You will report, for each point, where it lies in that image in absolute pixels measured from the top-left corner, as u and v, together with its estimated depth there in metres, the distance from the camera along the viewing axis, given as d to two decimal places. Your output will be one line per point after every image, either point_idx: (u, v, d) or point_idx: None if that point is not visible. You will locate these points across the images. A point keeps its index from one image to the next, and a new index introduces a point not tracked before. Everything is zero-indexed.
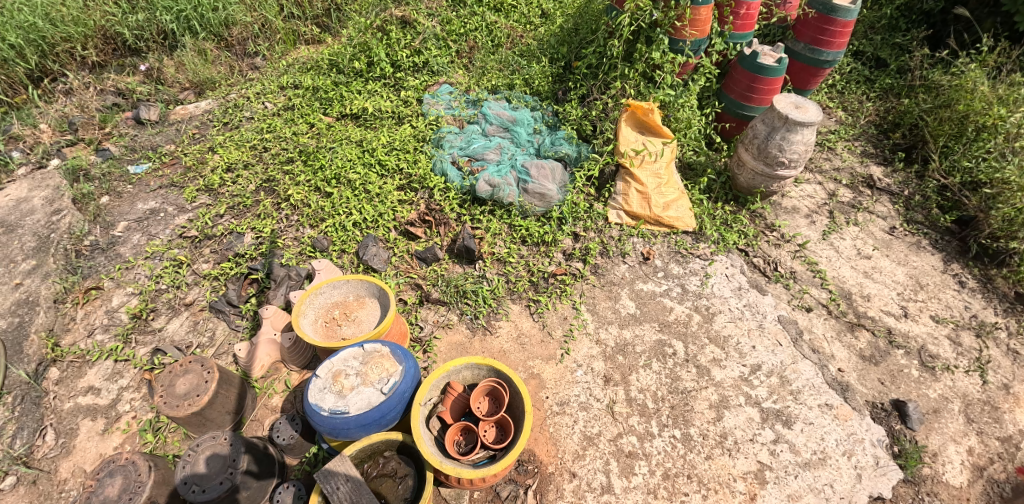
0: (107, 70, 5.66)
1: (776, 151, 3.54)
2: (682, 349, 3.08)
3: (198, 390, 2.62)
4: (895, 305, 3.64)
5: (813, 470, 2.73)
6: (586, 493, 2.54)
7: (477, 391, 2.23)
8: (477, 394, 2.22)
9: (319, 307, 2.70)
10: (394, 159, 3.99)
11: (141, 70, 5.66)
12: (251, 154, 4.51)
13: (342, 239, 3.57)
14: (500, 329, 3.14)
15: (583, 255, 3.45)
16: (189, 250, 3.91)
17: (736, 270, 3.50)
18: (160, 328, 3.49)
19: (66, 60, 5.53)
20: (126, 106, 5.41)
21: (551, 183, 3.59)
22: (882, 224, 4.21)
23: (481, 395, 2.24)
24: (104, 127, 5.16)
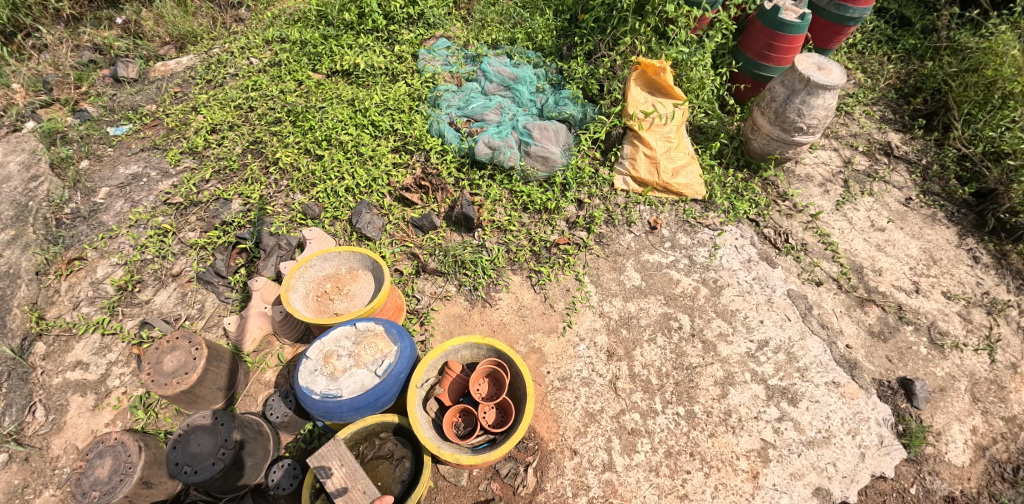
0: (82, 24, 5.32)
1: (794, 116, 3.33)
2: (688, 323, 2.99)
3: (187, 368, 2.55)
4: (907, 280, 3.53)
5: (817, 449, 2.69)
6: (587, 471, 2.49)
7: (477, 372, 2.13)
8: (476, 376, 2.13)
9: (310, 281, 2.57)
10: (388, 120, 3.76)
11: (118, 23, 5.31)
12: (236, 114, 4.26)
13: (335, 206, 3.39)
14: (500, 301, 3.02)
15: (588, 224, 3.29)
16: (175, 217, 3.73)
17: (746, 241, 3.35)
18: (147, 300, 3.37)
19: (38, 13, 5.19)
20: (103, 63, 5.09)
21: (554, 145, 3.40)
22: (898, 195, 4.05)
23: (481, 376, 2.15)
24: (80, 86, 4.87)
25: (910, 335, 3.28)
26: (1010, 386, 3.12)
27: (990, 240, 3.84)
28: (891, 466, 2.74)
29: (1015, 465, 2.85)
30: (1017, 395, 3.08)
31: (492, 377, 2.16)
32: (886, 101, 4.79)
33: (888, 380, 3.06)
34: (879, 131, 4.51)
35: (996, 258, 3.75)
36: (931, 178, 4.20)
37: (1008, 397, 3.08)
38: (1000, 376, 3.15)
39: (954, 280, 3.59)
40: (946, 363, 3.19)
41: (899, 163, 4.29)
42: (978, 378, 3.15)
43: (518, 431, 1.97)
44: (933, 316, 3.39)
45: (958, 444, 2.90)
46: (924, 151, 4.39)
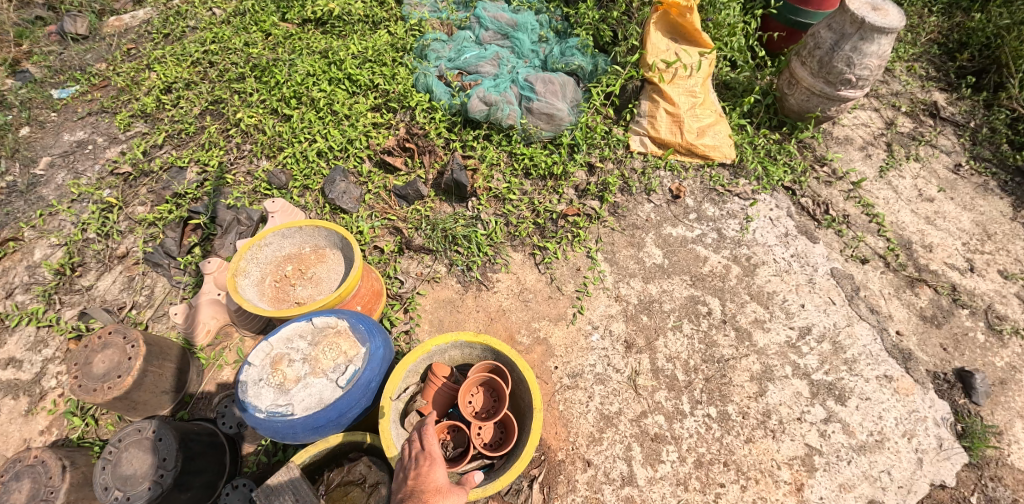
0: None
1: (842, 66, 2.85)
2: (718, 308, 2.56)
3: (119, 370, 2.12)
4: (960, 257, 3.09)
5: (870, 455, 2.30)
6: (604, 486, 2.09)
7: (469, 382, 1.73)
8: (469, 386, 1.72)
9: (265, 263, 2.11)
10: (367, 73, 3.22)
11: None
12: (195, 71, 3.71)
13: (305, 173, 2.90)
14: (498, 283, 2.57)
15: (601, 192, 2.82)
16: (122, 190, 3.23)
17: (782, 213, 2.90)
18: (89, 286, 2.90)
19: None
20: (51, 19, 4.51)
21: (560, 101, 2.91)
22: (945, 161, 3.59)
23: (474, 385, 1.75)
24: (21, 44, 4.29)
25: (967, 319, 2.85)
26: None
27: None
28: (952, 474, 2.35)
29: None
30: None
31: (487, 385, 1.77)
32: (928, 57, 4.27)
33: (944, 372, 2.64)
34: (922, 90, 4.02)
35: None
36: (981, 142, 3.73)
37: None
38: None
39: (1013, 257, 3.15)
40: (1007, 352, 2.76)
41: (944, 125, 3.82)
42: None
43: (520, 458, 1.62)
44: (989, 298, 2.95)
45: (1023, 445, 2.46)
46: (972, 112, 3.91)
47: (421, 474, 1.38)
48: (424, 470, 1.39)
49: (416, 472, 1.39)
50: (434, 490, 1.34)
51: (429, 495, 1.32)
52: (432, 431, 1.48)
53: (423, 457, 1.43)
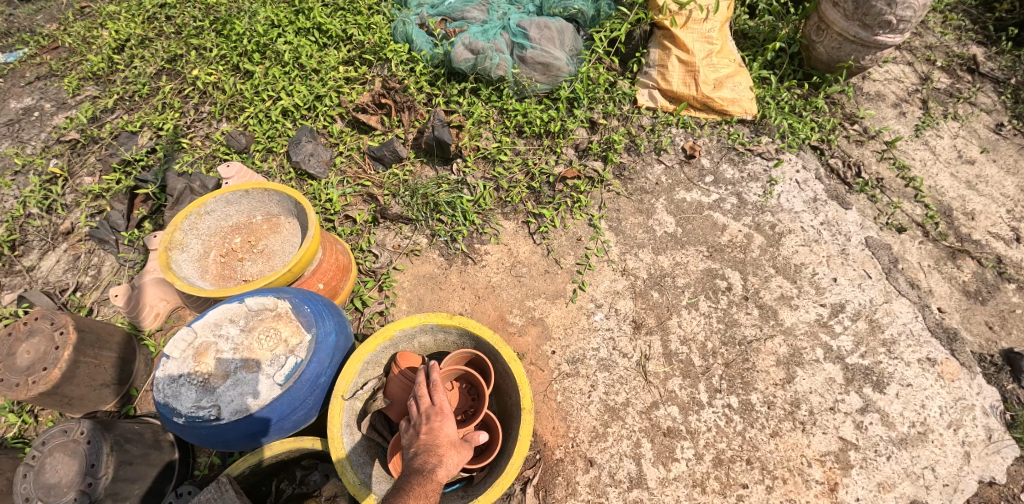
0: None
1: (882, 5, 2.47)
2: (739, 283, 2.24)
3: (46, 362, 1.81)
4: (1006, 226, 2.76)
5: (911, 450, 2.02)
6: (608, 488, 1.81)
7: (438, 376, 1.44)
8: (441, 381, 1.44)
9: (210, 235, 1.79)
10: (339, 22, 2.84)
11: None
12: (150, 27, 3.33)
13: (268, 135, 2.55)
14: (486, 257, 2.25)
15: (604, 151, 2.48)
16: (68, 159, 2.88)
17: (810, 175, 2.57)
18: (30, 266, 2.58)
19: None
20: None
21: (557, 48, 2.54)
22: (987, 120, 3.23)
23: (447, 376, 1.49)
24: None
25: (1014, 294, 2.54)
26: None
27: None
28: (1004, 470, 2.06)
29: None
30: None
31: (462, 376, 1.51)
32: (965, 7, 3.86)
33: (990, 354, 2.34)
34: (958, 43, 3.64)
35: None
36: None
37: None
38: None
39: None
40: None
41: (984, 81, 3.45)
42: None
43: (504, 473, 1.36)
44: None
45: None
46: (1014, 67, 3.53)
47: (433, 427, 1.27)
48: (435, 423, 1.28)
49: (425, 424, 1.27)
50: (448, 445, 1.25)
51: (444, 451, 1.23)
52: (440, 384, 1.35)
53: (431, 411, 1.31)
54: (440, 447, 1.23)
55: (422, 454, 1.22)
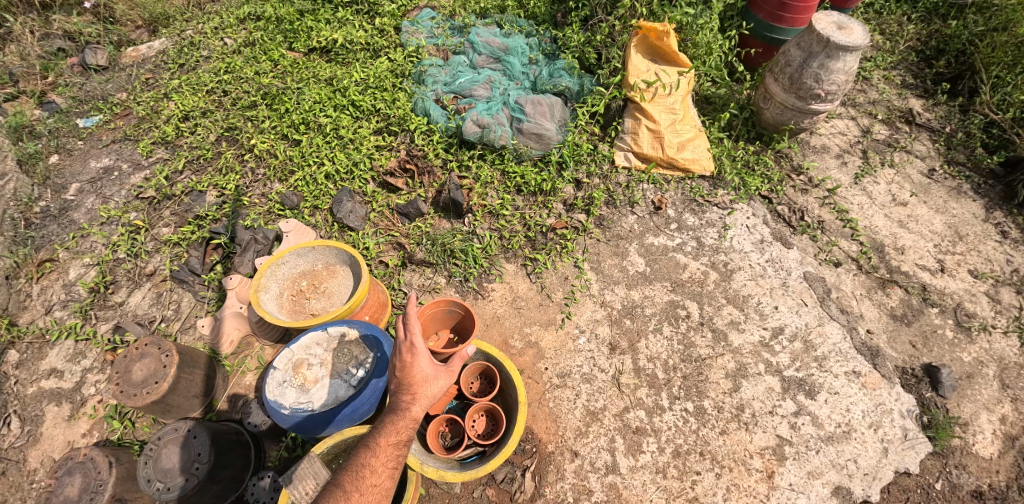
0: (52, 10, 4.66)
1: (811, 82, 3.09)
2: (697, 311, 2.79)
3: (157, 377, 2.34)
4: (932, 258, 3.27)
5: (837, 445, 2.50)
6: (589, 474, 2.32)
7: (427, 311, 2.31)
8: (430, 314, 2.32)
9: (283, 279, 2.36)
10: (370, 99, 3.48)
11: (87, 6, 4.65)
12: (209, 100, 3.84)
13: (315, 194, 3.15)
14: (493, 292, 2.81)
15: (587, 206, 3.08)
16: (147, 213, 3.41)
17: (759, 220, 3.15)
18: (121, 302, 3.09)
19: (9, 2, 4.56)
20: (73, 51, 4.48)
21: (549, 122, 3.19)
22: (920, 166, 3.77)
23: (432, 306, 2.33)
24: (46, 77, 4.27)
25: (935, 317, 3.04)
26: None
27: (1020, 212, 3.55)
28: (916, 462, 2.54)
29: None
30: None
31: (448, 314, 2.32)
32: (907, 64, 4.46)
33: (911, 367, 2.83)
34: (900, 97, 4.20)
35: None
36: (956, 146, 3.89)
37: None
38: None
39: (982, 257, 3.32)
40: (973, 347, 2.95)
41: (921, 131, 3.99)
42: (1008, 363, 2.90)
43: (508, 446, 1.89)
44: (959, 296, 3.13)
45: (987, 435, 2.68)
46: (949, 117, 4.07)
47: (407, 365, 1.63)
48: (405, 362, 1.63)
49: (399, 362, 1.65)
50: (421, 380, 1.63)
51: (417, 388, 1.63)
52: (412, 326, 1.60)
53: (407, 347, 1.63)
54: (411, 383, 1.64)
55: (402, 389, 1.67)
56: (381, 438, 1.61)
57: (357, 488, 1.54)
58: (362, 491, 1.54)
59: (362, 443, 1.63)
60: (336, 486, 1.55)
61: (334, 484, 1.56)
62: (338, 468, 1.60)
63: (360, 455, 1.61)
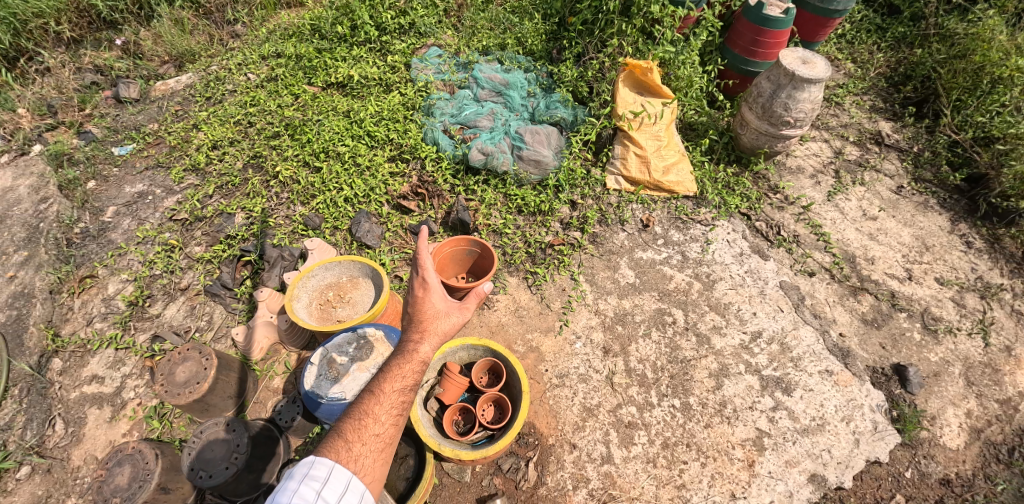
0: (83, 47, 4.73)
1: (781, 111, 3.46)
2: (682, 317, 3.10)
3: (198, 378, 2.53)
4: (900, 267, 3.54)
5: (812, 437, 2.75)
6: (587, 464, 2.58)
7: (448, 249, 2.90)
8: (450, 251, 2.89)
9: (312, 290, 2.66)
10: (384, 130, 3.84)
11: (117, 44, 4.72)
12: (236, 130, 4.04)
13: (335, 216, 3.47)
14: (497, 302, 3.11)
15: (582, 224, 3.42)
16: (181, 233, 3.54)
17: (738, 235, 3.49)
18: (158, 314, 3.22)
19: (41, 38, 4.59)
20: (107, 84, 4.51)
21: (545, 149, 3.55)
22: (889, 184, 4.07)
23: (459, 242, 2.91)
24: (84, 109, 4.30)
25: (904, 321, 3.28)
26: (1004, 369, 3.12)
27: (983, 224, 3.83)
28: (886, 452, 2.76)
29: (1010, 446, 2.84)
30: (1012, 378, 3.08)
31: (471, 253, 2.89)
32: (877, 89, 4.80)
33: (881, 366, 3.07)
34: (870, 120, 4.52)
35: (989, 242, 3.74)
36: (923, 165, 4.19)
37: (1002, 380, 3.07)
38: (994, 360, 3.15)
39: (947, 266, 3.59)
40: (940, 348, 3.19)
41: (890, 151, 4.30)
42: (973, 362, 3.14)
43: (513, 428, 2.22)
44: (926, 301, 3.39)
45: (953, 427, 2.89)
46: (916, 138, 4.38)
47: (420, 301, 1.81)
48: (422, 296, 1.83)
49: (417, 296, 1.84)
50: (432, 315, 1.79)
51: (427, 323, 1.78)
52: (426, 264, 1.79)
53: (420, 285, 1.83)
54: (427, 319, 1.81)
55: (415, 329, 1.81)
56: (387, 385, 1.69)
57: (360, 433, 1.61)
58: (365, 434, 1.62)
59: (366, 390, 1.71)
60: (338, 432, 1.63)
61: (336, 431, 1.63)
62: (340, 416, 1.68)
63: (363, 400, 1.69)
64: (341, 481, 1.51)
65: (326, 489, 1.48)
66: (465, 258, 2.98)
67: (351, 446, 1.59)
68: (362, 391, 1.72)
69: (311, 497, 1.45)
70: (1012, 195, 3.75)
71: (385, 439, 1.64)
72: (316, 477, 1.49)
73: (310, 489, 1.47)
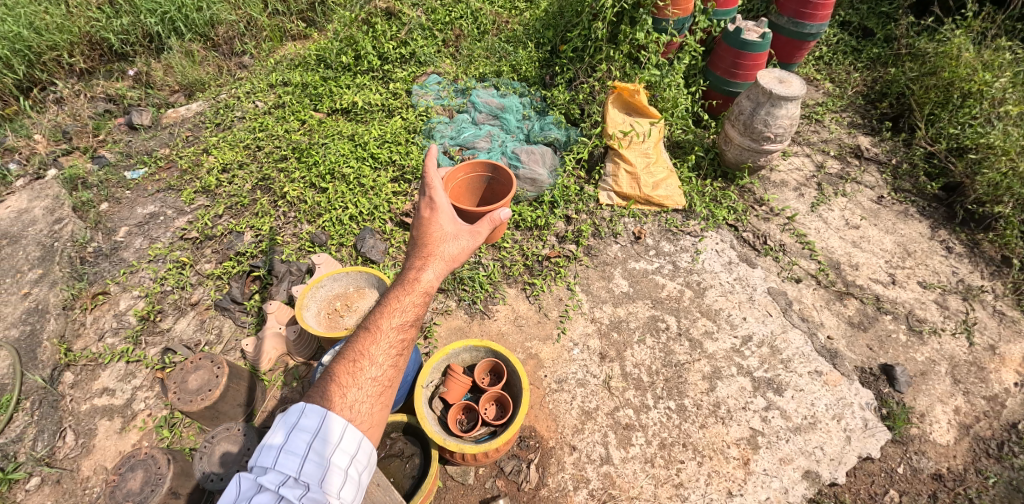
0: (95, 78, 4.95)
1: (761, 127, 3.66)
2: (674, 323, 3.22)
3: (210, 385, 2.62)
4: (883, 272, 3.67)
5: (804, 434, 2.83)
6: (586, 465, 2.66)
7: (460, 175, 3.13)
8: (461, 176, 3.11)
9: (320, 300, 2.80)
10: (387, 152, 4.07)
11: (129, 75, 4.96)
12: (245, 153, 4.22)
13: (340, 233, 3.63)
14: (497, 312, 3.24)
15: (576, 238, 3.58)
16: (191, 251, 3.68)
17: (726, 245, 3.65)
18: (168, 328, 3.32)
19: (54, 69, 4.84)
20: (119, 112, 4.71)
21: (540, 168, 3.74)
22: (870, 194, 4.24)
23: (474, 168, 3.17)
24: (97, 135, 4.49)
25: (889, 323, 3.39)
26: (989, 367, 3.22)
27: (962, 230, 3.99)
28: (878, 448, 2.84)
29: (998, 441, 2.93)
30: (997, 375, 3.18)
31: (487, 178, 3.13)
32: (855, 106, 5.03)
33: (869, 366, 3.17)
34: (849, 135, 4.73)
35: (969, 247, 3.89)
36: (902, 176, 4.37)
37: (987, 377, 3.17)
38: (979, 358, 3.25)
39: (929, 270, 3.73)
40: (926, 348, 3.29)
41: (869, 164, 4.49)
42: (958, 361, 3.24)
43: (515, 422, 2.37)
44: (910, 304, 3.51)
45: (942, 424, 2.98)
46: (894, 151, 4.58)
47: (426, 224, 1.96)
48: (428, 217, 1.97)
49: (422, 219, 1.98)
50: (438, 238, 1.94)
51: (433, 247, 1.92)
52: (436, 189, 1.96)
53: (428, 209, 1.98)
54: (430, 242, 1.94)
55: (416, 256, 1.91)
56: (384, 322, 1.74)
57: (354, 373, 1.65)
58: (360, 373, 1.65)
59: (361, 328, 1.74)
60: (331, 375, 1.66)
61: (328, 375, 1.66)
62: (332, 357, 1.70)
63: (358, 338, 1.73)
64: (333, 431, 1.55)
65: (318, 440, 1.52)
66: (481, 185, 3.23)
67: (345, 389, 1.63)
68: (356, 328, 1.76)
69: (303, 448, 1.50)
70: (987, 201, 3.92)
71: (382, 380, 1.68)
72: (306, 428, 1.53)
73: (301, 439, 1.51)
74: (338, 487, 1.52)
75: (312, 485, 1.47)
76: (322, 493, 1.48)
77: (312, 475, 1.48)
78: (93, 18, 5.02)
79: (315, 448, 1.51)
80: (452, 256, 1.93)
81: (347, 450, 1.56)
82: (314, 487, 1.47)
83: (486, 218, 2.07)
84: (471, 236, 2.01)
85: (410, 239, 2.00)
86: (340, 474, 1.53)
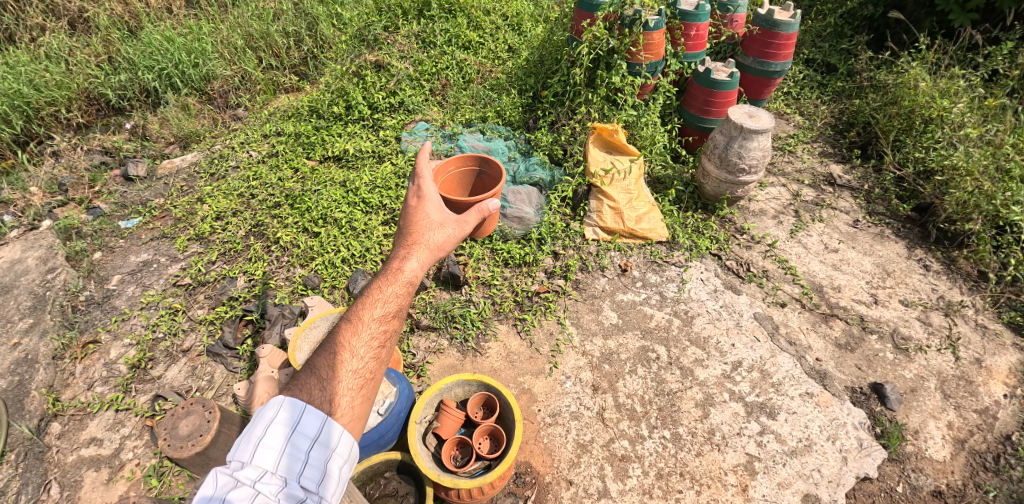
0: (92, 131, 5.10)
1: (736, 159, 3.83)
2: (665, 353, 3.26)
3: (202, 430, 2.42)
4: (865, 293, 3.76)
5: (801, 457, 2.83)
6: (584, 499, 2.63)
7: (453, 170, 3.20)
8: (454, 170, 3.19)
9: (313, 341, 2.80)
10: (377, 197, 4.21)
11: (127, 128, 5.12)
12: (239, 201, 4.31)
13: (333, 276, 3.70)
14: (489, 349, 3.27)
15: (564, 272, 3.67)
16: (184, 297, 3.70)
17: (710, 273, 3.75)
18: (159, 375, 3.30)
19: (52, 123, 5.00)
20: (115, 164, 4.82)
21: (527, 207, 3.87)
22: (845, 218, 4.40)
23: (465, 161, 3.22)
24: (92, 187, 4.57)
25: (875, 342, 3.45)
26: (977, 380, 3.27)
27: (937, 249, 4.13)
28: (875, 467, 2.83)
29: (994, 455, 2.93)
30: (986, 388, 3.23)
31: (477, 171, 3.18)
32: (825, 136, 5.27)
33: (859, 386, 3.20)
34: (821, 164, 4.93)
35: (945, 265, 4.01)
36: (875, 200, 4.55)
37: (977, 391, 3.21)
38: (966, 372, 3.30)
39: (910, 288, 3.83)
40: (913, 365, 3.34)
41: (843, 190, 4.66)
42: (946, 376, 3.29)
43: (507, 457, 2.39)
44: (894, 323, 3.58)
45: (936, 440, 2.99)
46: (865, 177, 4.77)
47: (413, 213, 2.04)
48: (416, 206, 2.07)
49: (410, 208, 2.07)
50: (424, 226, 2.00)
51: (419, 234, 1.98)
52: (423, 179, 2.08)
53: (417, 199, 2.08)
54: (416, 230, 2.00)
55: (402, 246, 1.96)
56: (366, 312, 1.79)
57: (336, 365, 1.70)
58: (341, 366, 1.70)
59: (344, 319, 1.80)
60: (314, 368, 1.71)
61: (312, 367, 1.71)
62: (317, 349, 1.76)
63: (341, 330, 1.78)
64: (311, 424, 1.58)
65: (296, 435, 1.55)
66: (472, 179, 3.28)
67: (326, 381, 1.67)
68: (340, 320, 1.82)
69: (281, 443, 1.54)
70: (957, 220, 4.07)
71: (362, 372, 1.72)
72: (284, 421, 1.56)
73: (279, 433, 1.55)
74: (318, 481, 1.54)
75: (289, 479, 1.51)
76: (299, 487, 1.51)
77: (289, 469, 1.52)
78: (91, 75, 5.22)
79: (293, 442, 1.54)
80: (437, 244, 1.98)
81: (326, 443, 1.58)
82: (291, 482, 1.51)
83: (473, 208, 2.15)
84: (456, 225, 2.07)
85: (399, 229, 2.07)
86: (319, 468, 1.55)
